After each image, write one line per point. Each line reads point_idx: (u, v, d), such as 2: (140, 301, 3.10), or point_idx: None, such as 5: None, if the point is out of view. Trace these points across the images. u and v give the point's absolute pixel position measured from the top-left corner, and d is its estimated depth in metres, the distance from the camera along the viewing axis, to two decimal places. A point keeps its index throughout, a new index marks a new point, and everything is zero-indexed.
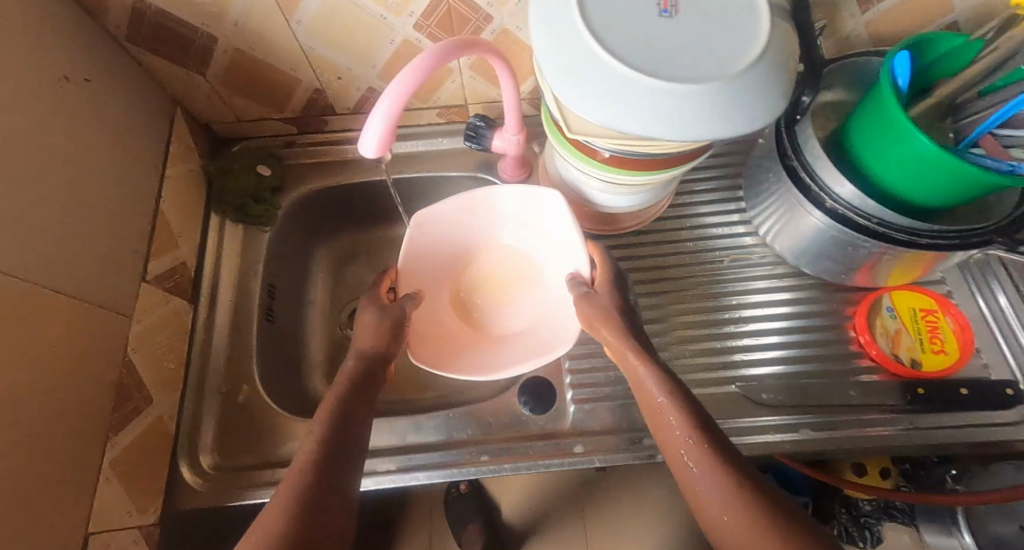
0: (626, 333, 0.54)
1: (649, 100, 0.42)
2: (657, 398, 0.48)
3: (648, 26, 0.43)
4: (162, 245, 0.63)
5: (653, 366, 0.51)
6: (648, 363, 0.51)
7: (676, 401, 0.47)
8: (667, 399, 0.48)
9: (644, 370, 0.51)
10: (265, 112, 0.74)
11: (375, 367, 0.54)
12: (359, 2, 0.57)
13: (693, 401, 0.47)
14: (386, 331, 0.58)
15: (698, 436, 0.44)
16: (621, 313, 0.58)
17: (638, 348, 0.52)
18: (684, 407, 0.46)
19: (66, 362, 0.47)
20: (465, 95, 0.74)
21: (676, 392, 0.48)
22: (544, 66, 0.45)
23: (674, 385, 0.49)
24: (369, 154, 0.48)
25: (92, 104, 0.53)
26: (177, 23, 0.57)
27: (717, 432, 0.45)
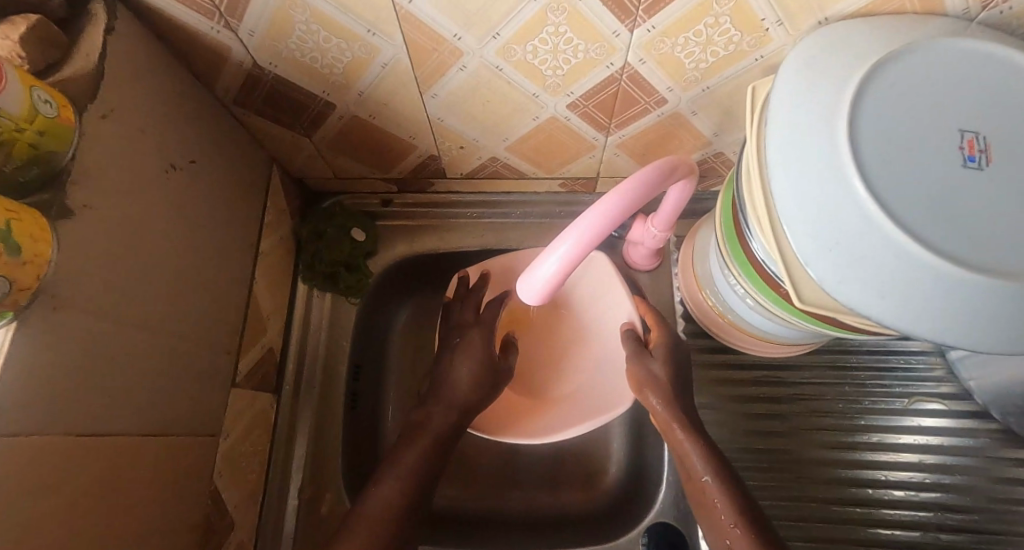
0: (672, 403, 0.53)
1: (950, 295, 0.29)
2: (702, 478, 0.49)
3: (956, 179, 0.30)
4: (252, 336, 0.56)
5: (703, 447, 0.50)
6: (695, 440, 0.51)
7: (721, 484, 0.48)
8: (713, 481, 0.49)
9: (693, 451, 0.50)
10: (367, 172, 0.65)
11: (455, 425, 0.55)
12: (512, 81, 0.46)
13: (734, 485, 0.48)
14: (478, 380, 0.57)
15: (747, 525, 0.46)
16: (677, 384, 0.55)
17: (686, 422, 0.52)
18: (730, 492, 0.48)
19: (154, 517, 0.40)
20: (600, 169, 0.62)
21: (723, 476, 0.49)
22: (788, 227, 0.32)
23: (724, 469, 0.49)
24: (530, 301, 0.40)
25: (196, 191, 0.45)
26: (290, 88, 0.48)
27: (765, 524, 0.46)
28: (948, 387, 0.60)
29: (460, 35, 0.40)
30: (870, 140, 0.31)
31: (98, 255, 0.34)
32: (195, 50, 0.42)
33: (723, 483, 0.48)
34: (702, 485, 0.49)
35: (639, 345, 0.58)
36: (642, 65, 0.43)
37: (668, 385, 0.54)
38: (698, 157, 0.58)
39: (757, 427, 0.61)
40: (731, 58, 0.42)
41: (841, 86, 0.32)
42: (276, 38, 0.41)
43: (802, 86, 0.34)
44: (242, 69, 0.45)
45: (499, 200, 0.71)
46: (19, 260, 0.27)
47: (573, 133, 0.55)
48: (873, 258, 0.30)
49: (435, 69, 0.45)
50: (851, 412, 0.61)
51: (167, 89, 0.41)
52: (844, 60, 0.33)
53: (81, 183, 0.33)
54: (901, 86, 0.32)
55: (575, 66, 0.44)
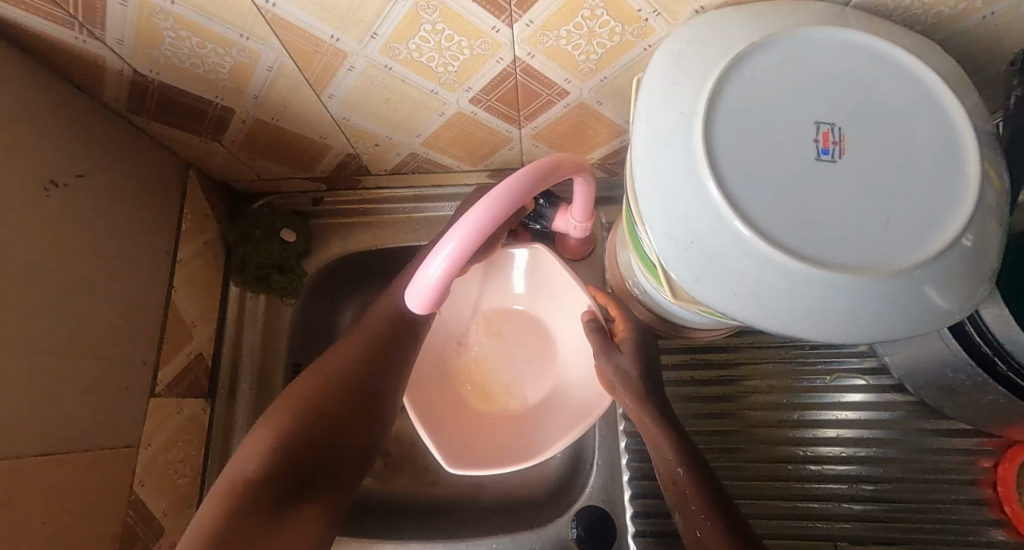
0: (644, 399, 0.52)
1: (795, 292, 0.30)
2: (675, 468, 0.48)
3: (809, 172, 0.30)
4: (174, 344, 0.56)
5: (671, 437, 0.49)
6: (667, 432, 0.50)
7: (691, 475, 0.47)
8: (685, 471, 0.48)
9: (664, 441, 0.49)
10: (290, 172, 0.64)
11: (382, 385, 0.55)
12: (405, 78, 0.45)
13: (704, 476, 0.47)
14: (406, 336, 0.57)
15: (714, 515, 0.45)
16: (646, 379, 0.54)
17: (657, 416, 0.51)
18: (700, 482, 0.47)
19: (59, 534, 0.40)
20: (523, 160, 0.62)
21: (693, 466, 0.48)
22: (651, 227, 0.33)
23: (693, 460, 0.48)
24: (418, 310, 0.41)
25: (87, 206, 0.44)
26: (181, 94, 0.47)
27: (734, 514, 0.45)
28: (871, 362, 0.60)
29: (338, 36, 0.39)
30: (724, 138, 0.31)
31: None
32: (67, 60, 0.41)
33: (695, 473, 0.47)
34: (674, 476, 0.48)
35: (604, 339, 0.57)
36: (532, 58, 0.43)
37: (639, 378, 0.53)
38: (617, 145, 0.58)
39: (687, 410, 0.63)
40: (619, 49, 0.42)
41: (699, 83, 0.32)
42: (147, 46, 0.40)
43: (667, 84, 0.34)
44: (124, 78, 0.44)
45: (431, 193, 0.70)
46: None
47: (485, 127, 0.54)
48: (727, 255, 0.30)
49: (323, 71, 0.44)
50: (777, 391, 0.62)
51: (39, 103, 0.40)
52: (707, 55, 0.33)
53: None
54: (760, 80, 0.32)
55: (465, 62, 0.43)
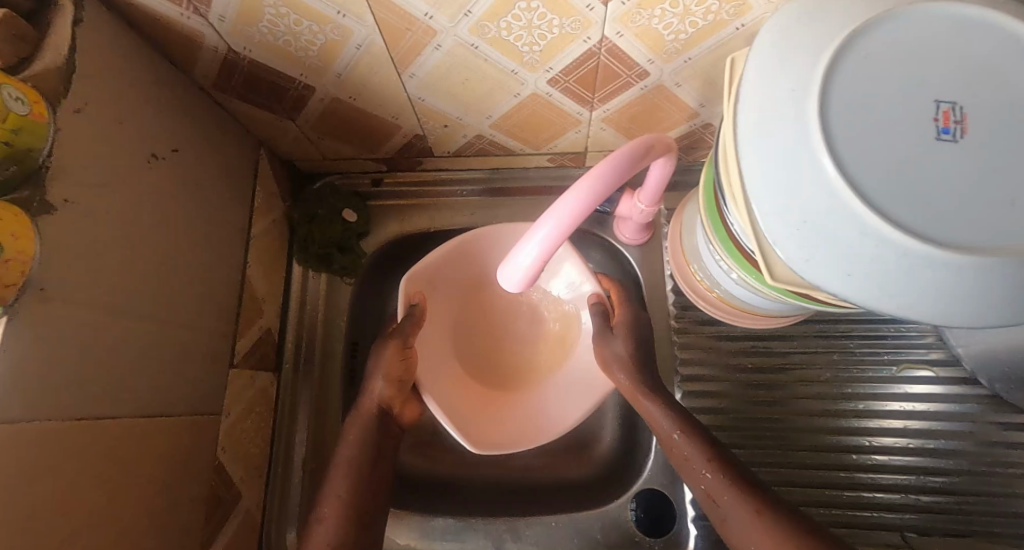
0: (637, 374, 0.55)
1: (907, 272, 0.29)
2: (671, 435, 0.51)
3: (931, 152, 0.30)
4: (249, 318, 0.57)
5: (660, 403, 0.53)
6: (659, 400, 0.53)
7: (689, 439, 0.51)
8: (682, 436, 0.51)
9: (653, 405, 0.53)
10: (355, 152, 0.65)
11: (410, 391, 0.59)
12: (488, 58, 0.46)
13: (704, 437, 0.51)
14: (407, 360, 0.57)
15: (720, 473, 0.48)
16: (637, 355, 0.57)
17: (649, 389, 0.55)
18: (697, 443, 0.50)
19: (160, 492, 0.42)
20: (588, 144, 0.62)
21: (689, 432, 0.51)
22: (759, 206, 0.33)
23: (687, 423, 0.52)
24: (510, 290, 0.41)
25: (180, 180, 0.46)
26: (267, 71, 0.48)
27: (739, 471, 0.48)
28: (937, 353, 0.59)
29: (431, 14, 0.39)
30: (841, 115, 0.30)
31: (84, 248, 0.35)
32: (169, 37, 0.42)
33: (690, 436, 0.51)
34: (671, 441, 0.51)
35: (603, 321, 0.60)
36: (620, 38, 0.42)
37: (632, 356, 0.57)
38: (686, 129, 0.57)
39: (745, 397, 0.62)
40: (711, 28, 0.41)
41: (812, 60, 0.32)
42: (246, 22, 0.41)
43: (775, 61, 0.33)
44: (217, 54, 0.45)
45: (488, 176, 0.71)
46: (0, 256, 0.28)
47: (557, 108, 0.54)
48: (841, 236, 0.30)
49: (410, 49, 0.44)
50: (838, 380, 0.61)
51: (142, 78, 0.41)
52: (821, 32, 0.32)
53: (60, 177, 0.33)
54: (878, 57, 0.31)
55: (552, 41, 0.43)
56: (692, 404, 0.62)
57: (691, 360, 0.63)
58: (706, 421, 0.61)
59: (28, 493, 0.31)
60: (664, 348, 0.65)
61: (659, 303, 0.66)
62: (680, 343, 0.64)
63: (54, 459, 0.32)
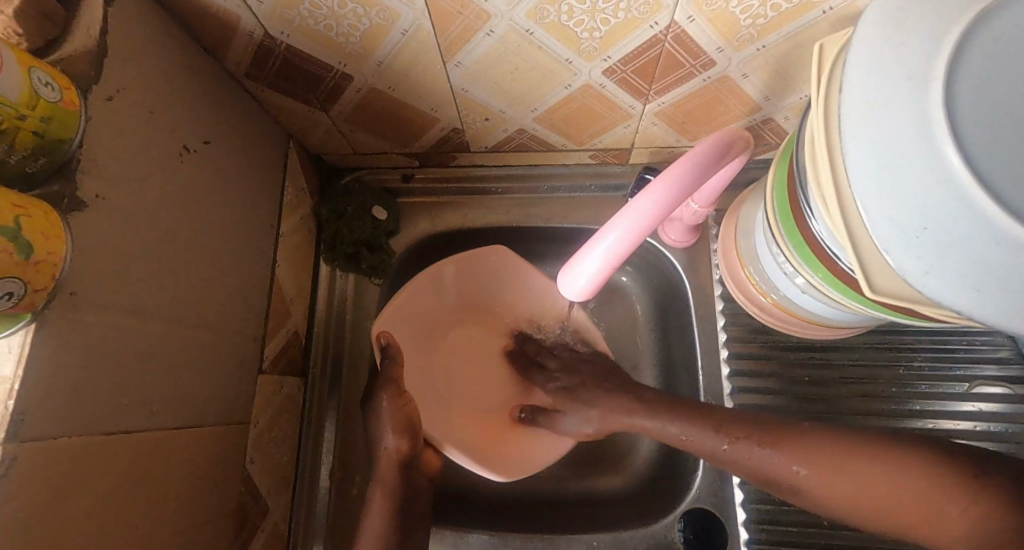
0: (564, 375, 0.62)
1: None
2: (720, 447, 0.50)
3: None
4: (277, 320, 0.55)
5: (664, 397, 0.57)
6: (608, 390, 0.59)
7: (735, 443, 0.49)
8: (730, 446, 0.49)
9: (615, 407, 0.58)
10: (387, 147, 0.62)
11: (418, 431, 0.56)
12: (543, 45, 0.42)
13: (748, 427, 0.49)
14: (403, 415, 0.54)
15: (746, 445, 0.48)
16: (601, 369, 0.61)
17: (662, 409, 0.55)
18: (743, 441, 0.49)
19: (190, 509, 0.40)
20: (635, 139, 0.58)
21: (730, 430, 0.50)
22: (867, 212, 0.29)
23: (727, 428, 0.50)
24: (572, 298, 0.39)
25: (212, 174, 0.43)
26: (304, 59, 0.45)
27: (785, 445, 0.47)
28: (1013, 370, 0.54)
29: None
30: (973, 104, 0.26)
31: (115, 249, 0.32)
32: (203, 20, 0.39)
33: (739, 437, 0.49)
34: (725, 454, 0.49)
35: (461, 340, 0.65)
36: (691, 23, 0.39)
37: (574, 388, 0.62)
38: (745, 124, 0.53)
39: (799, 411, 0.57)
40: (794, 11, 0.37)
41: (933, 42, 0.28)
42: (287, 4, 0.37)
43: (886, 46, 0.29)
44: (252, 40, 0.42)
45: (525, 173, 0.67)
46: (30, 258, 0.25)
47: (608, 101, 0.50)
48: (969, 244, 0.26)
49: (460, 35, 0.41)
50: (902, 396, 0.56)
51: (174, 64, 0.38)
52: (943, 10, 0.28)
53: (91, 171, 0.31)
54: (1013, 37, 0.27)
55: (615, 27, 0.39)
56: (741, 417, 0.58)
57: (742, 372, 0.60)
58: None
59: (56, 518, 0.28)
60: (712, 357, 0.61)
61: (706, 309, 0.63)
62: (731, 353, 0.61)
63: (84, 479, 0.30)
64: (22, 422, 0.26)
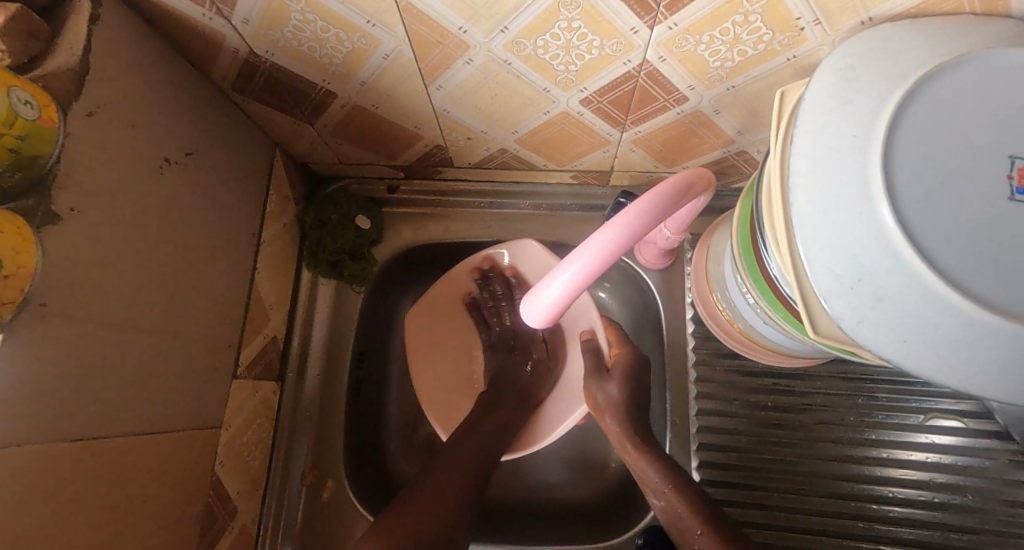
0: (626, 421, 0.56)
1: (967, 337, 0.27)
2: (662, 489, 0.51)
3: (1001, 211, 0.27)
4: (255, 326, 0.55)
5: (648, 457, 0.53)
6: (647, 455, 0.53)
7: (678, 492, 0.50)
8: (672, 490, 0.50)
9: (641, 460, 0.53)
10: (373, 159, 0.63)
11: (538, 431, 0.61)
12: (521, 75, 0.43)
13: (691, 490, 0.50)
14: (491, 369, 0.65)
15: (711, 532, 0.47)
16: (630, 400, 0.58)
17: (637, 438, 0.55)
18: (687, 497, 0.49)
19: (156, 512, 0.41)
20: (614, 163, 0.60)
21: (679, 483, 0.50)
22: (807, 259, 0.30)
23: (677, 475, 0.51)
24: (533, 324, 0.40)
25: (193, 184, 0.44)
26: (290, 76, 0.46)
27: (724, 525, 0.47)
28: (968, 404, 0.56)
29: (466, 28, 0.37)
30: (909, 165, 0.28)
31: (88, 260, 0.33)
32: (188, 36, 0.40)
33: (683, 492, 0.50)
34: (665, 495, 0.50)
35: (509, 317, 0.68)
36: (662, 62, 0.40)
37: (622, 407, 0.57)
38: (720, 155, 0.55)
39: (759, 437, 0.59)
40: (760, 57, 0.39)
41: (878, 102, 0.29)
42: (271, 27, 0.39)
43: (835, 102, 0.31)
44: (238, 57, 0.43)
45: (507, 190, 0.68)
46: (1, 273, 0.26)
47: (586, 127, 0.52)
48: (898, 295, 0.27)
49: (440, 62, 0.42)
50: (860, 426, 0.58)
51: (159, 78, 0.40)
52: (889, 71, 0.30)
53: (68, 185, 0.32)
54: (950, 103, 0.29)
55: (590, 61, 0.41)
56: (702, 439, 0.60)
57: (707, 395, 0.61)
58: (716, 458, 0.59)
59: (19, 521, 0.29)
60: (681, 381, 0.63)
61: (677, 331, 0.64)
62: (699, 376, 0.62)
63: (47, 484, 0.31)
64: None
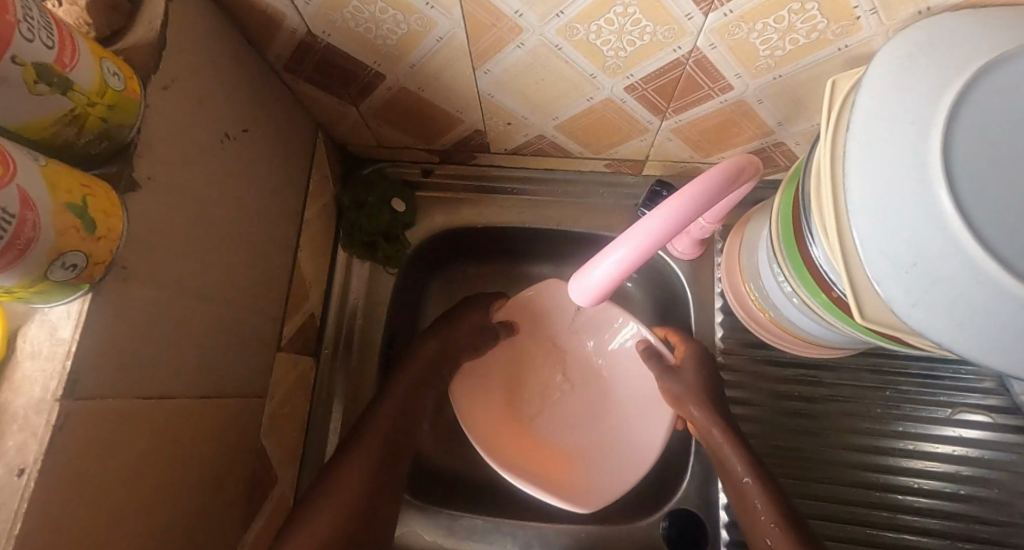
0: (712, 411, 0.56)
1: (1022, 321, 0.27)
2: (744, 479, 0.52)
3: None
4: (297, 302, 0.57)
5: (739, 447, 0.54)
6: (735, 444, 0.54)
7: (760, 484, 0.51)
8: (753, 481, 0.51)
9: (729, 447, 0.54)
10: (411, 142, 0.64)
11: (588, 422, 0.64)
12: (570, 60, 0.44)
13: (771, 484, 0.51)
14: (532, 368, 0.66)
15: (786, 525, 0.48)
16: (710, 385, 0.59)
17: (722, 426, 0.55)
18: (767, 491, 0.50)
19: (212, 473, 0.42)
20: (650, 152, 0.60)
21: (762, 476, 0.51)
22: (860, 243, 0.31)
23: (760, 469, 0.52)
24: (580, 304, 0.42)
25: (248, 161, 0.46)
26: (342, 57, 0.47)
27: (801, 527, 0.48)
28: (996, 400, 0.56)
29: (522, 11, 0.38)
30: (968, 152, 0.28)
31: (160, 227, 0.35)
32: (250, 14, 0.41)
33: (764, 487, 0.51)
34: (745, 486, 0.52)
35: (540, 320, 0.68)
36: (712, 50, 0.41)
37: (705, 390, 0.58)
38: (758, 146, 0.55)
39: (783, 425, 0.60)
40: (812, 46, 0.39)
41: (937, 91, 0.30)
42: (332, 7, 0.40)
43: (892, 90, 0.31)
44: (295, 36, 0.44)
45: (540, 177, 0.69)
46: (94, 234, 0.28)
47: (627, 115, 0.53)
48: (954, 278, 0.28)
49: (492, 46, 0.43)
50: (885, 417, 0.58)
51: (222, 56, 0.41)
52: (948, 60, 0.30)
53: (146, 154, 0.33)
54: (1010, 92, 0.29)
55: (640, 48, 0.41)
56: None
57: (734, 384, 0.62)
58: (742, 446, 0.60)
59: (101, 470, 0.31)
60: None
61: (706, 320, 0.65)
62: (727, 365, 0.63)
63: (123, 439, 0.32)
64: (77, 382, 0.29)
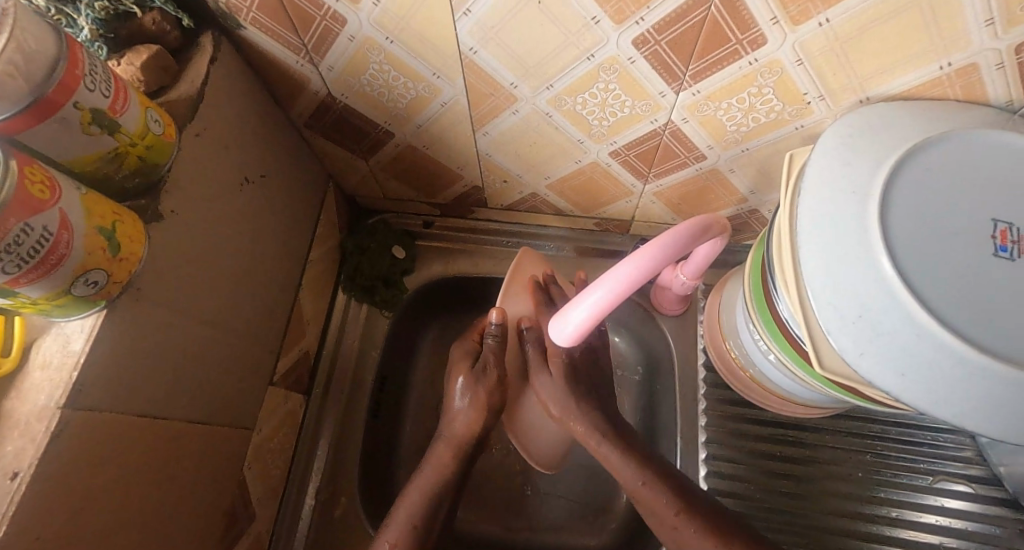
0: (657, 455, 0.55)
1: (954, 373, 0.30)
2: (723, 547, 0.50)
3: (969, 264, 0.31)
4: (294, 338, 0.59)
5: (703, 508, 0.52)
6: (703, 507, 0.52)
7: None
8: None
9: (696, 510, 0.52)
10: (414, 195, 0.69)
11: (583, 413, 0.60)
12: (560, 127, 0.49)
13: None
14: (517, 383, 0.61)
15: None
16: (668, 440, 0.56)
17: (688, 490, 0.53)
18: None
19: (191, 500, 0.43)
20: (635, 213, 0.65)
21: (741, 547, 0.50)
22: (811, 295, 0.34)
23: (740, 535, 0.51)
24: (562, 342, 0.44)
25: (262, 202, 0.50)
26: (357, 116, 0.52)
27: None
28: (975, 470, 0.57)
29: (517, 83, 0.43)
30: (899, 220, 0.32)
31: (177, 255, 0.38)
32: (280, 77, 0.47)
33: None
34: None
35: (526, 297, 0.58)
36: (685, 123, 0.46)
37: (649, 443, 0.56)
38: (734, 211, 0.59)
39: (768, 487, 0.59)
40: (771, 125, 0.44)
41: (870, 168, 0.34)
42: (351, 74, 0.46)
43: (837, 163, 0.36)
44: (317, 98, 0.50)
45: (533, 232, 0.73)
46: (117, 256, 0.31)
47: (612, 177, 0.57)
48: (894, 329, 0.31)
49: (491, 111, 0.48)
50: (869, 483, 0.58)
51: (250, 111, 0.46)
52: (884, 141, 0.35)
53: (173, 190, 0.37)
54: (936, 171, 0.33)
55: (621, 119, 0.46)
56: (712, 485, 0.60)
57: (718, 440, 0.62)
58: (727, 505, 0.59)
59: (89, 482, 0.32)
60: (692, 425, 0.63)
61: (691, 375, 0.66)
62: (709, 421, 0.63)
63: (117, 452, 0.34)
64: (80, 392, 0.31)
